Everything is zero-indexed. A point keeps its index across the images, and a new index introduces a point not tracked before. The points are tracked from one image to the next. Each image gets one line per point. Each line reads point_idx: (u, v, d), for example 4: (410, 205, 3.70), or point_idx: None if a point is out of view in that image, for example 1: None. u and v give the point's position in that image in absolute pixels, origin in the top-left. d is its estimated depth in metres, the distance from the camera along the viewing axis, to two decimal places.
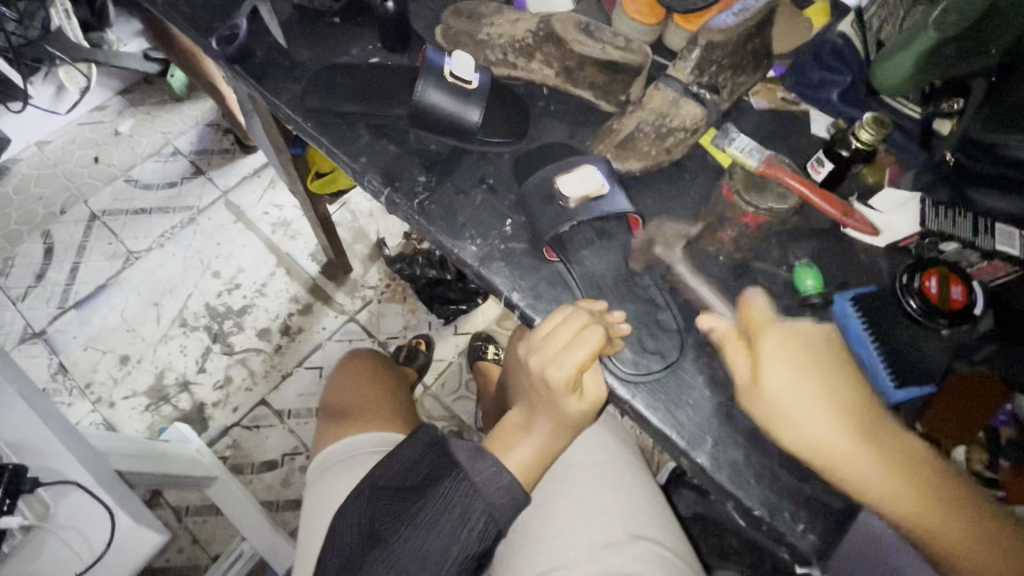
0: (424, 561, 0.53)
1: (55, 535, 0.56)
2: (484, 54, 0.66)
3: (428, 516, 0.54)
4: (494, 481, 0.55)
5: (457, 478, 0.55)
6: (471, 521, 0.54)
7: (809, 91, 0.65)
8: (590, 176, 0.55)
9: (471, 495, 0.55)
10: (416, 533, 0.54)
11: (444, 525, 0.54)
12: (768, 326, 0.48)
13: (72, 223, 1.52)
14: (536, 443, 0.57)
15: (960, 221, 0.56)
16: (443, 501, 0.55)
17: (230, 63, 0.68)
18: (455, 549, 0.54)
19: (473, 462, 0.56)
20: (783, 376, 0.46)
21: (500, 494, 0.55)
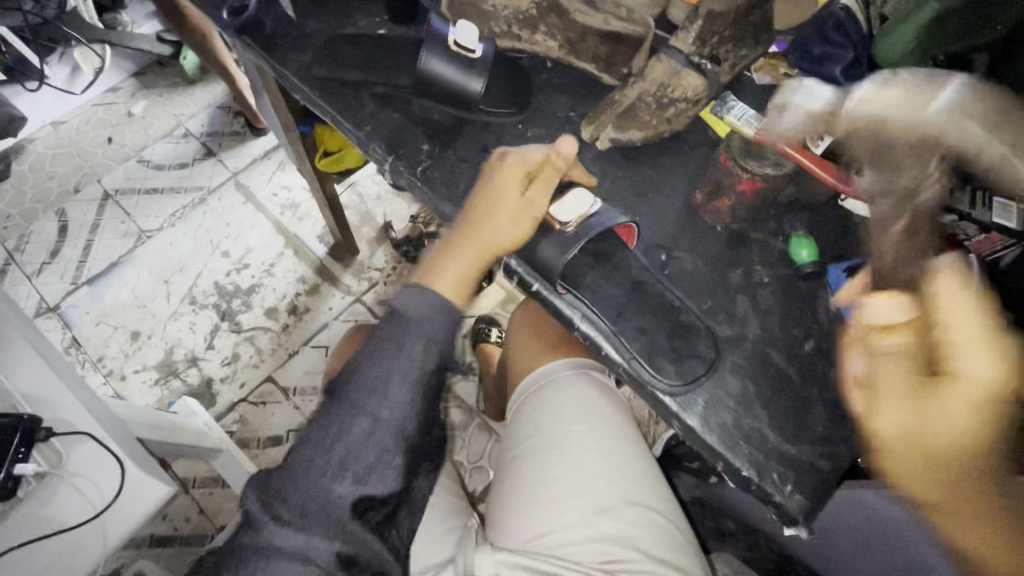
0: (356, 445, 0.49)
1: (66, 485, 0.58)
2: (489, 26, 0.67)
3: (335, 420, 0.49)
4: (401, 362, 0.50)
5: (356, 379, 0.50)
6: (382, 412, 0.49)
7: (811, 65, 0.65)
8: (582, 196, 0.55)
9: (376, 391, 0.49)
10: (323, 441, 0.49)
11: (376, 401, 0.49)
12: (966, 347, 0.43)
13: (86, 201, 1.55)
14: (464, 258, 0.53)
15: (958, 193, 0.55)
16: (346, 405, 0.49)
17: (239, 34, 0.70)
18: (385, 418, 0.49)
19: (373, 350, 0.50)
20: (948, 416, 0.43)
21: (409, 373, 0.50)
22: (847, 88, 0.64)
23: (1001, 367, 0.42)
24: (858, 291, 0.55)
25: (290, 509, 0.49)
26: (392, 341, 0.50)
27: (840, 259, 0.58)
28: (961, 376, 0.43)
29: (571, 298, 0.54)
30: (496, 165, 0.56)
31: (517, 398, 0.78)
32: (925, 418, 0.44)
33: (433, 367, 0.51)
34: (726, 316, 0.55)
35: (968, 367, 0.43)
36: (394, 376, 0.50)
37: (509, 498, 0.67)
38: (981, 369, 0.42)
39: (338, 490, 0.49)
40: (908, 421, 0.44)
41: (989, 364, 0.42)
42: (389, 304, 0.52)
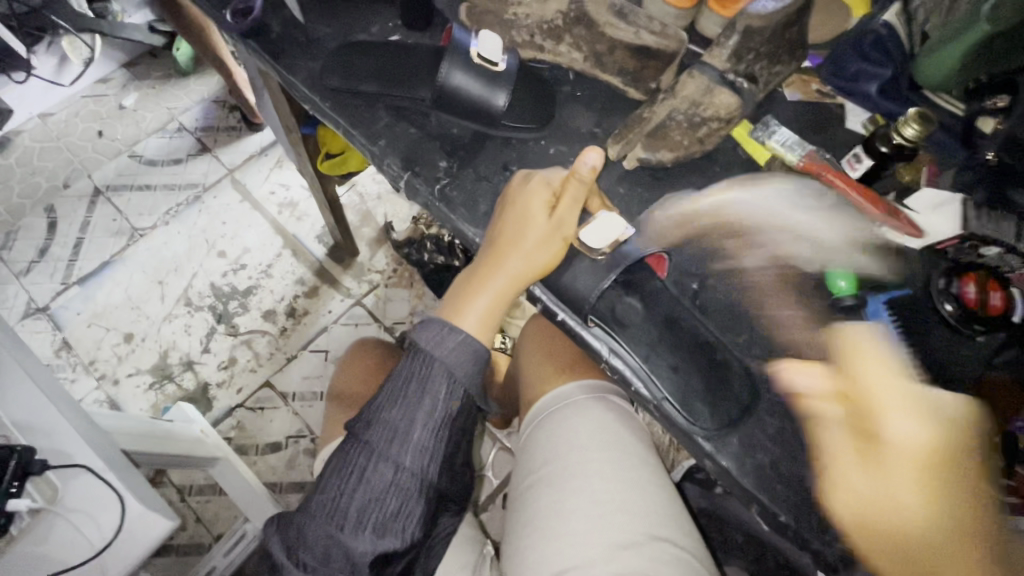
0: (380, 495, 0.47)
1: (63, 518, 0.55)
2: (510, 35, 0.63)
3: (355, 465, 0.47)
4: (425, 403, 0.48)
5: (378, 421, 0.48)
6: (406, 455, 0.48)
7: (845, 84, 0.63)
8: (614, 221, 0.51)
9: (399, 433, 0.48)
10: (342, 487, 0.46)
11: (401, 449, 0.48)
12: (891, 413, 0.43)
13: (75, 198, 1.49)
14: (491, 290, 0.51)
15: (1001, 224, 0.54)
16: (366, 448, 0.48)
17: (243, 37, 0.66)
18: (410, 465, 0.48)
19: (395, 391, 0.49)
20: (911, 481, 0.42)
21: (434, 415, 0.48)
22: (883, 108, 0.61)
23: (926, 426, 0.43)
24: (896, 324, 0.53)
25: (308, 562, 0.45)
26: (415, 380, 0.49)
27: (879, 290, 0.55)
28: (891, 443, 0.43)
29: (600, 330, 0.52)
30: (524, 182, 0.53)
31: (530, 420, 0.75)
32: (884, 479, 0.42)
33: (457, 410, 0.50)
34: (761, 349, 0.53)
35: (892, 430, 0.43)
36: (418, 419, 0.48)
37: (526, 531, 0.64)
38: (906, 428, 0.43)
39: (359, 541, 0.46)
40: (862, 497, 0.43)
41: (917, 424, 0.43)
42: (410, 339, 0.51)
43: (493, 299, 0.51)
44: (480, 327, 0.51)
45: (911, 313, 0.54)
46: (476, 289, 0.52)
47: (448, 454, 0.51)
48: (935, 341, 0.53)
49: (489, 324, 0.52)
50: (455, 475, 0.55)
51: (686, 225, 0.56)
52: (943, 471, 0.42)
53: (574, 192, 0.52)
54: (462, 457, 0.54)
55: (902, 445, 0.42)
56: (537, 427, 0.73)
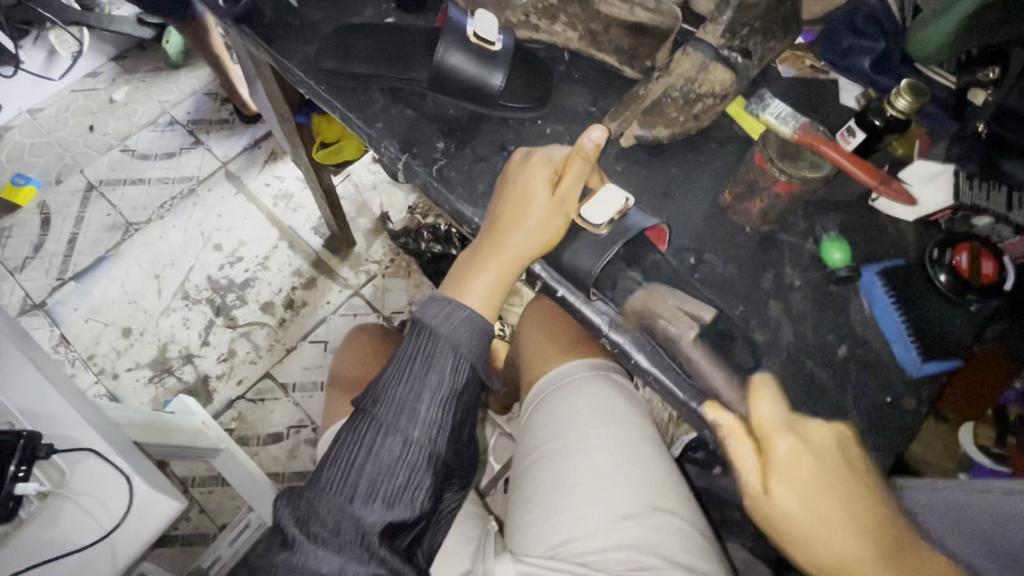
0: (390, 468, 0.47)
1: (71, 503, 0.56)
2: (505, 16, 0.63)
3: (364, 439, 0.48)
4: (431, 377, 0.49)
5: (386, 396, 0.49)
6: (414, 429, 0.48)
7: (839, 60, 0.63)
8: (613, 194, 0.52)
9: (407, 408, 0.48)
10: (351, 461, 0.47)
11: (408, 423, 0.48)
12: (776, 430, 0.45)
13: (68, 193, 1.49)
14: (494, 269, 0.52)
15: (994, 195, 0.55)
16: (374, 422, 0.48)
17: (237, 23, 0.66)
18: (418, 439, 0.48)
19: (401, 367, 0.49)
20: (792, 492, 0.43)
21: (441, 390, 0.49)
22: (876, 83, 0.62)
23: (794, 440, 0.45)
24: (889, 295, 0.54)
25: (319, 534, 0.46)
26: (421, 355, 0.50)
27: (873, 261, 0.56)
28: (813, 453, 0.44)
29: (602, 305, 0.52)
30: (526, 160, 0.53)
31: (531, 400, 0.76)
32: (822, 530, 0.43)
33: (464, 385, 0.50)
34: (758, 321, 0.53)
35: (777, 446, 0.45)
36: (425, 393, 0.49)
37: (530, 506, 0.65)
38: (786, 444, 0.44)
39: (369, 513, 0.46)
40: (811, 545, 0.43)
41: (815, 430, 0.46)
42: (415, 316, 0.51)
43: (496, 277, 0.52)
44: (484, 308, 0.52)
45: (905, 284, 0.54)
46: (478, 269, 0.52)
47: (455, 429, 0.51)
48: (929, 311, 0.54)
49: (491, 302, 0.53)
50: (463, 450, 0.55)
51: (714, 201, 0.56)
52: (837, 485, 0.44)
53: (576, 172, 0.52)
54: (468, 433, 0.54)
55: (791, 473, 0.44)
56: (539, 405, 0.73)
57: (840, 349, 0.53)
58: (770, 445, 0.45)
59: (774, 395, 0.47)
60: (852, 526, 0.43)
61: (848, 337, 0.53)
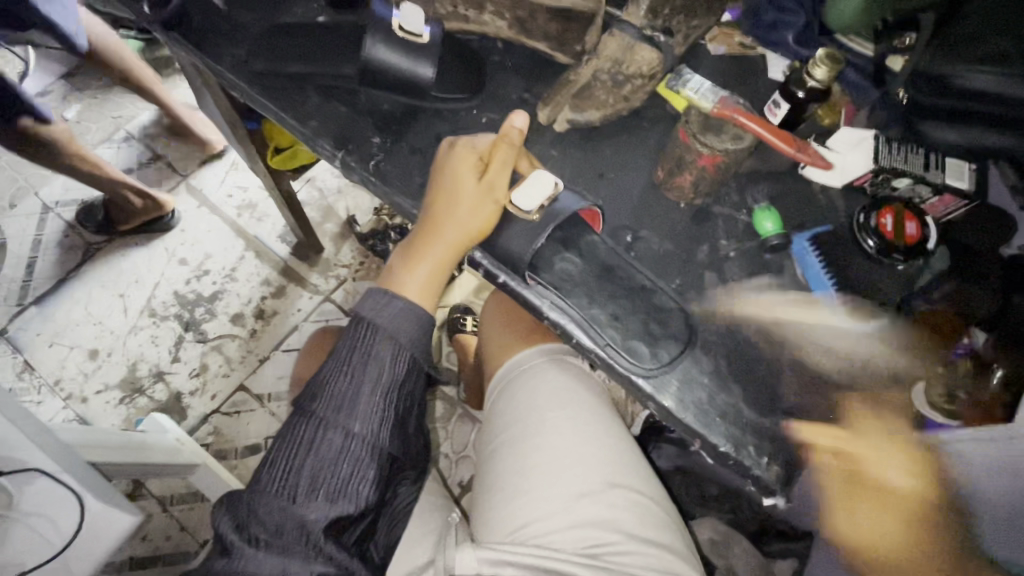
0: (332, 463, 0.48)
1: (23, 524, 0.55)
2: (434, 8, 0.64)
3: (304, 436, 0.48)
4: (370, 368, 0.49)
5: (325, 391, 0.49)
6: (354, 423, 0.49)
7: (764, 34, 0.65)
8: (541, 178, 0.52)
9: (347, 402, 0.49)
10: (293, 459, 0.48)
11: (348, 418, 0.49)
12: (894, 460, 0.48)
13: (23, 216, 1.45)
14: (430, 259, 0.53)
15: (913, 157, 0.56)
16: (315, 418, 0.49)
17: (166, 30, 0.65)
18: (359, 431, 0.49)
19: (339, 361, 0.50)
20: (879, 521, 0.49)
21: (381, 381, 0.50)
22: (799, 55, 0.64)
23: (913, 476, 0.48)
24: (821, 260, 0.55)
25: (261, 537, 0.46)
26: (359, 348, 0.50)
27: (803, 229, 0.58)
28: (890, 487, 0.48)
29: (541, 288, 0.53)
30: (451, 150, 0.54)
31: (493, 389, 0.77)
32: (876, 523, 0.49)
33: (405, 375, 0.51)
34: (695, 293, 0.55)
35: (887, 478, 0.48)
36: (364, 386, 0.49)
37: (492, 493, 0.66)
38: (899, 479, 0.48)
39: (312, 509, 0.47)
40: (851, 534, 0.51)
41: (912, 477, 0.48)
42: (353, 312, 0.52)
43: (433, 267, 0.53)
44: (421, 297, 0.53)
45: (836, 248, 0.56)
46: (416, 261, 0.53)
47: (399, 419, 0.52)
48: (857, 273, 0.55)
49: (434, 291, 0.54)
50: (412, 442, 0.56)
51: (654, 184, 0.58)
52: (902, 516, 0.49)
53: (502, 155, 0.53)
54: (416, 423, 0.55)
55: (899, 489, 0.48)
56: (500, 392, 0.74)
57: (775, 316, 0.55)
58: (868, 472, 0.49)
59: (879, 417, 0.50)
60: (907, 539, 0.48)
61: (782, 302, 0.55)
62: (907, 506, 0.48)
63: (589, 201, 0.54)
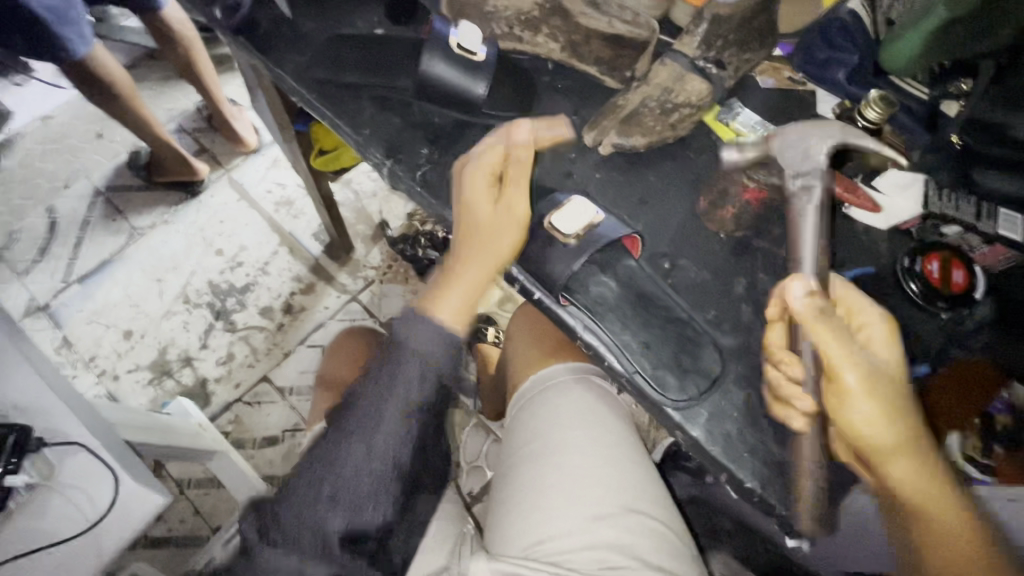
0: (352, 479, 0.53)
1: (59, 495, 0.57)
2: (490, 28, 0.65)
3: (330, 452, 0.53)
4: (397, 392, 0.54)
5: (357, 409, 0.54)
6: (375, 443, 0.53)
7: (816, 71, 0.65)
8: (581, 206, 0.54)
9: (370, 424, 0.53)
10: (317, 472, 0.53)
11: (372, 438, 0.53)
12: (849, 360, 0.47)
13: (75, 197, 1.52)
14: (461, 285, 0.55)
15: (964, 205, 0.56)
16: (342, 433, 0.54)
17: (234, 33, 0.68)
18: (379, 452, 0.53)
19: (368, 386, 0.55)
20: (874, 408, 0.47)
21: (404, 408, 0.54)
22: (851, 93, 0.63)
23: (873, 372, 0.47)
24: None
25: (282, 540, 0.52)
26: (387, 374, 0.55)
27: (843, 268, 0.57)
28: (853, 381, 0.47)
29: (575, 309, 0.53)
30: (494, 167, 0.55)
31: (514, 403, 0.77)
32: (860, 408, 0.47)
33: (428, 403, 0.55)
34: (730, 325, 0.55)
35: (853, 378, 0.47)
36: (388, 410, 0.54)
37: (507, 505, 0.66)
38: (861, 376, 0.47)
39: (332, 520, 0.52)
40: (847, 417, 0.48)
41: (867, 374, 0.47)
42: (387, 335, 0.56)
43: (463, 295, 0.56)
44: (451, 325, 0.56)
45: (874, 289, 0.55)
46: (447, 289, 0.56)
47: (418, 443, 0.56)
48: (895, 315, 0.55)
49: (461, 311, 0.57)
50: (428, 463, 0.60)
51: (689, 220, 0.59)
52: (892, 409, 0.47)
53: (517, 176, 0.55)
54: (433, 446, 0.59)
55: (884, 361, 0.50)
56: (522, 406, 0.74)
57: None
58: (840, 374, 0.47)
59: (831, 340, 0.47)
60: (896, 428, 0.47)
61: None
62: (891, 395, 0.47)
63: (629, 228, 0.55)
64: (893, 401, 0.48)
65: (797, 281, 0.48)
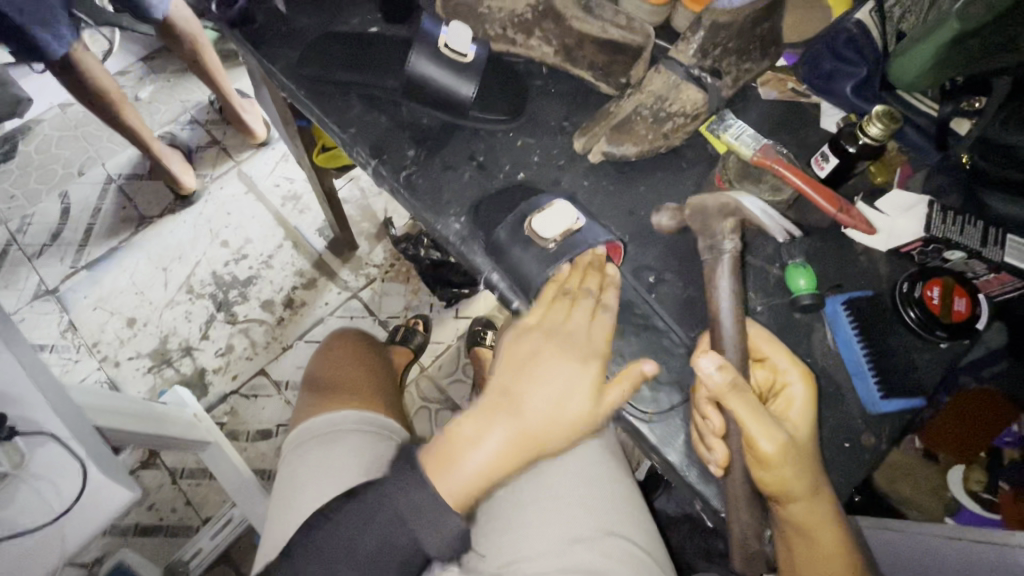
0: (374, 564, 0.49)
1: (27, 485, 0.56)
2: (484, 28, 0.64)
3: (351, 532, 0.50)
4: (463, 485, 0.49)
5: (411, 497, 0.49)
6: (404, 531, 0.49)
7: (821, 83, 0.62)
8: (566, 210, 0.52)
9: (401, 510, 0.49)
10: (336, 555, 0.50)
11: (400, 513, 0.49)
12: (755, 422, 0.44)
13: (88, 184, 1.55)
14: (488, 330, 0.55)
15: (969, 229, 0.52)
16: (394, 520, 0.49)
17: (230, 27, 0.68)
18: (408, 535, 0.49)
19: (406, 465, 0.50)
20: (781, 465, 0.44)
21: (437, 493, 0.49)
22: (857, 107, 0.60)
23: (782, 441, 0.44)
24: (853, 325, 0.52)
25: None
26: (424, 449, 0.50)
27: (838, 290, 0.54)
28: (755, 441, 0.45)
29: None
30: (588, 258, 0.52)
31: None
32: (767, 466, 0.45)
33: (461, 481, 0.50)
34: None
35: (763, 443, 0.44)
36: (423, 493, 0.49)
37: (485, 521, 0.64)
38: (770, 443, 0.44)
39: None
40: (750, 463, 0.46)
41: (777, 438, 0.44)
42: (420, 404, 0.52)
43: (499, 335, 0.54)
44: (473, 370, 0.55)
45: (870, 314, 0.53)
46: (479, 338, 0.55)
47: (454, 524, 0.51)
48: (892, 342, 0.52)
49: (513, 413, 0.49)
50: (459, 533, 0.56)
51: (678, 236, 0.56)
52: (797, 466, 0.45)
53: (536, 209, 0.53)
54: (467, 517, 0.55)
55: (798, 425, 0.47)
56: None
57: None
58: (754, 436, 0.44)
59: (744, 404, 0.44)
60: (804, 481, 0.45)
61: (808, 365, 0.52)
62: (799, 452, 0.45)
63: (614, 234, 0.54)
64: (801, 457, 0.45)
65: (710, 354, 0.45)
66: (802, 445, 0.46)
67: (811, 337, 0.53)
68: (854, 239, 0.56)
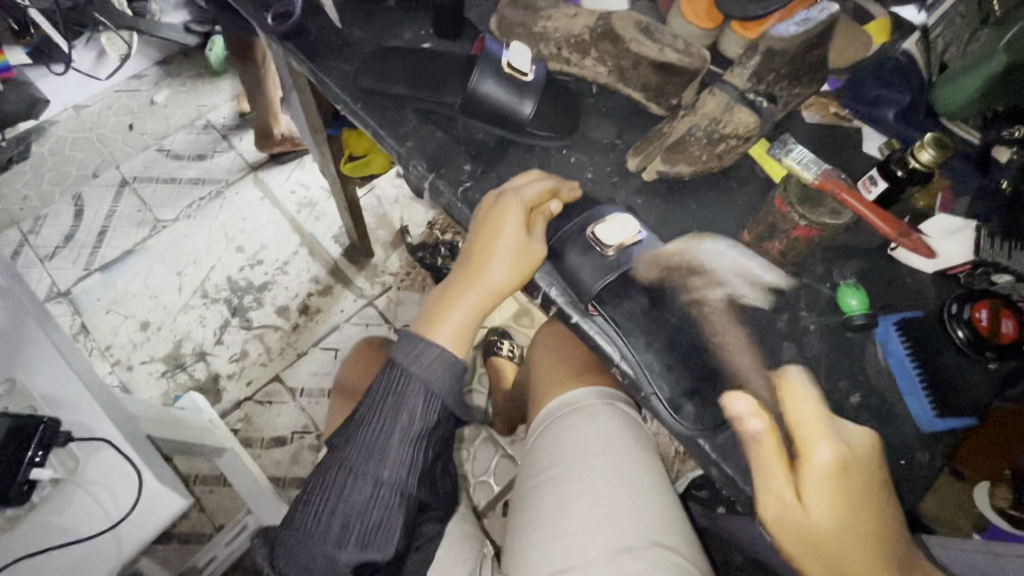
0: (359, 505, 0.54)
1: (80, 491, 0.56)
2: (538, 48, 0.65)
3: (336, 481, 0.54)
4: (402, 415, 0.54)
5: (355, 441, 0.55)
6: (382, 470, 0.54)
7: (863, 109, 0.64)
8: (629, 223, 0.54)
9: (377, 451, 0.54)
10: (323, 505, 0.54)
11: (381, 448, 0.54)
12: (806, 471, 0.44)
13: (102, 187, 1.54)
14: (468, 308, 0.56)
15: (1015, 253, 0.56)
16: (346, 469, 0.55)
17: (284, 40, 0.69)
18: (385, 473, 0.54)
19: (375, 402, 0.55)
20: (826, 521, 0.44)
21: (411, 430, 0.55)
22: (901, 134, 0.63)
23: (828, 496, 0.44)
24: (906, 346, 0.54)
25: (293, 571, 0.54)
26: (392, 394, 0.55)
27: (889, 310, 0.56)
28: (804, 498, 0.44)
29: (601, 321, 0.54)
30: (497, 201, 0.56)
31: (538, 424, 0.77)
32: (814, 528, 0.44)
33: (436, 421, 0.56)
34: (771, 362, 0.54)
35: (809, 496, 0.44)
36: (395, 432, 0.54)
37: (532, 530, 0.65)
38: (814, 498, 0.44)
39: (343, 553, 0.53)
40: (791, 521, 0.44)
41: (821, 492, 0.44)
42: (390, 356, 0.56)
43: (466, 313, 0.56)
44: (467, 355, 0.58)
45: (921, 334, 0.55)
46: (452, 304, 0.56)
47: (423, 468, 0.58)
48: (944, 362, 0.53)
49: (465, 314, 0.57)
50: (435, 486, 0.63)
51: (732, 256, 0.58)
52: (848, 527, 0.44)
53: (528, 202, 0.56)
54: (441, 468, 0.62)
55: (823, 520, 0.44)
56: (545, 434, 0.74)
57: (853, 397, 0.53)
58: (801, 488, 0.44)
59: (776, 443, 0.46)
60: (855, 544, 0.44)
61: (861, 384, 0.53)
62: (851, 518, 0.44)
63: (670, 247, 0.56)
64: (851, 512, 0.44)
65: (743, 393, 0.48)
66: (860, 504, 0.44)
67: (863, 357, 0.54)
68: (904, 262, 0.58)
